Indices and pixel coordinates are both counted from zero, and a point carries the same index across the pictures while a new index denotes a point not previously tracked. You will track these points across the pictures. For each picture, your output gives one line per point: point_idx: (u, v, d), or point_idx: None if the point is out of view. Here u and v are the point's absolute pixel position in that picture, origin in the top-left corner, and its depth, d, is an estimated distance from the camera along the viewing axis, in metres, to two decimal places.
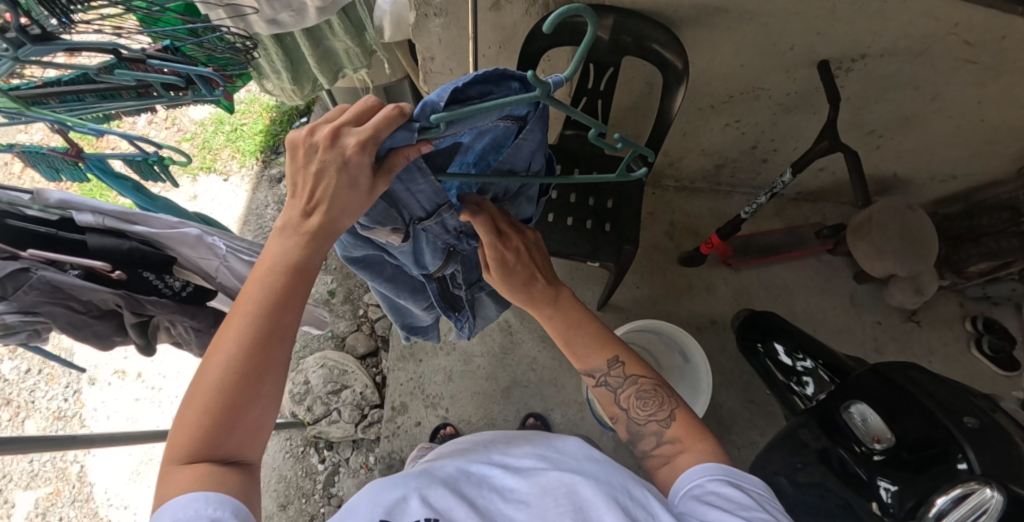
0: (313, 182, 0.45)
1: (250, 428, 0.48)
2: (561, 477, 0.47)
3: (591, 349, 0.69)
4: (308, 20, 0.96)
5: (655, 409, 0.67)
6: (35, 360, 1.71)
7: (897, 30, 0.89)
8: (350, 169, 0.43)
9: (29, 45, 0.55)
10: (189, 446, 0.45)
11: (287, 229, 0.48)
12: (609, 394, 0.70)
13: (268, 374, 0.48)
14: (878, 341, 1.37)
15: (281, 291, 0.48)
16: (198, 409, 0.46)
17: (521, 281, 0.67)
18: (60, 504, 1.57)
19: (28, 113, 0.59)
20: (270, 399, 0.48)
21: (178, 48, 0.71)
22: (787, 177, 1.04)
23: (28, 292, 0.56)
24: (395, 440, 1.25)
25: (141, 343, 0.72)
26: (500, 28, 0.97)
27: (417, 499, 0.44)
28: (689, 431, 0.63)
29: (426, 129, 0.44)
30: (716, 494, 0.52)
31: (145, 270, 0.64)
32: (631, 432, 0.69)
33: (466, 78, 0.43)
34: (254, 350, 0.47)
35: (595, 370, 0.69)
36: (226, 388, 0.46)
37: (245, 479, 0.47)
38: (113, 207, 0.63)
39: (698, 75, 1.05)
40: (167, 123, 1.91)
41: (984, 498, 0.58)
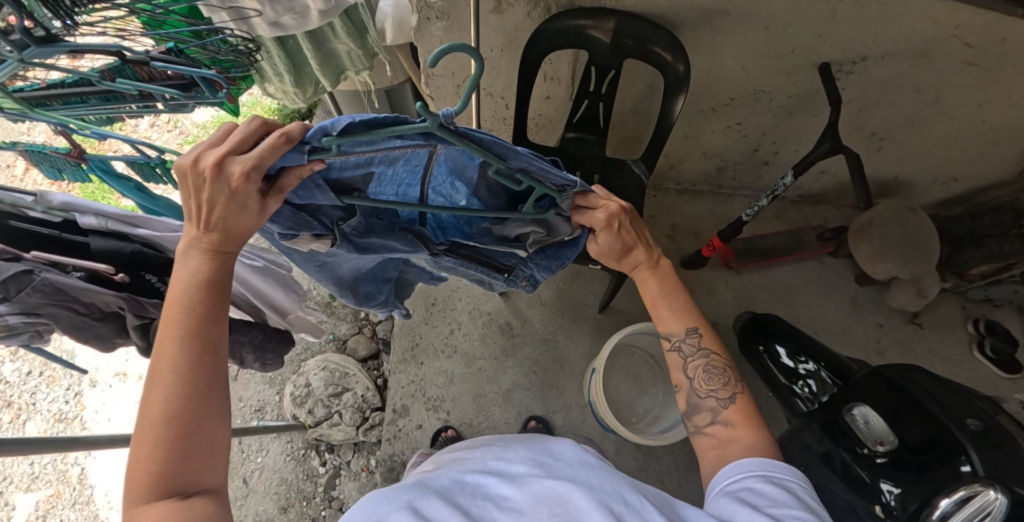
0: (206, 208, 0.45)
1: (207, 452, 0.45)
2: (555, 485, 0.46)
3: (679, 312, 0.68)
4: (310, 23, 0.99)
5: (717, 385, 0.66)
6: (37, 363, 1.71)
7: (898, 33, 0.90)
8: (240, 192, 0.44)
9: (32, 47, 0.55)
10: (144, 487, 0.42)
11: (190, 250, 0.49)
12: (680, 360, 0.68)
13: (211, 391, 0.47)
14: (880, 344, 1.36)
15: (201, 304, 0.48)
16: (147, 444, 0.43)
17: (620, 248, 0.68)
18: (60, 507, 1.57)
19: (32, 114, 0.60)
20: (220, 415, 0.47)
21: (181, 50, 0.70)
22: (788, 179, 1.04)
23: (30, 294, 0.56)
24: (396, 442, 1.25)
25: (143, 346, 0.67)
26: (501, 31, 0.97)
27: (410, 511, 0.42)
28: (747, 419, 0.63)
29: (319, 150, 0.44)
30: (751, 490, 0.51)
31: (147, 273, 0.66)
32: (688, 403, 0.67)
33: (362, 117, 0.41)
34: (191, 368, 0.46)
35: (675, 334, 0.68)
36: (171, 414, 0.44)
37: (213, 504, 0.44)
38: (116, 209, 0.63)
39: (699, 78, 1.06)
40: (170, 127, 1.92)
41: (988, 500, 0.58)
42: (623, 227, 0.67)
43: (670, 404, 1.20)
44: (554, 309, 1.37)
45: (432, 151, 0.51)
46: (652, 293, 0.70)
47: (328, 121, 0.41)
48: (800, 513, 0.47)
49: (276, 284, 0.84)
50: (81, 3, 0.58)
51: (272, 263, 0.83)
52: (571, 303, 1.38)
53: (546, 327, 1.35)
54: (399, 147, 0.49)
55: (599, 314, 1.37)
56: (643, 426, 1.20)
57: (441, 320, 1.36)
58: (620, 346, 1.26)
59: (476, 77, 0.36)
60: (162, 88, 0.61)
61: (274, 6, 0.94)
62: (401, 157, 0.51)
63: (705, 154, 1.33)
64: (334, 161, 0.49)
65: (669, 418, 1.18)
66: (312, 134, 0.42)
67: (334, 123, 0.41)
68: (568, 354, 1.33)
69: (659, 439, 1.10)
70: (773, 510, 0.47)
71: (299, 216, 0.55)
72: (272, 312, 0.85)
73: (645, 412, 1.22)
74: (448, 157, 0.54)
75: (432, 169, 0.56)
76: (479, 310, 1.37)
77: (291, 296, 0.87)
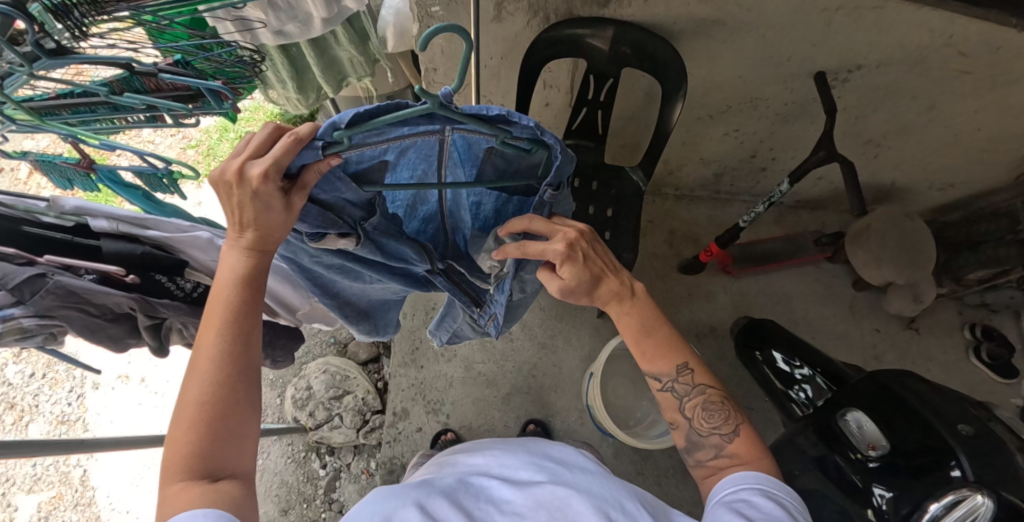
0: (236, 212, 0.48)
1: (236, 438, 0.48)
2: (555, 490, 0.47)
3: (662, 351, 0.66)
4: (313, 31, 1.01)
5: (719, 422, 0.65)
6: (40, 365, 1.72)
7: (893, 42, 0.91)
8: (260, 194, 0.45)
9: (43, 59, 0.56)
10: (178, 467, 0.45)
11: (229, 247, 0.51)
12: (674, 400, 0.67)
13: (242, 383, 0.49)
14: (877, 348, 1.37)
15: (239, 300, 0.50)
16: (183, 426, 0.46)
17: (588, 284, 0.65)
18: (63, 508, 1.58)
19: (42, 125, 0.61)
20: (249, 407, 0.49)
21: (187, 62, 0.73)
22: (784, 186, 1.06)
23: (44, 297, 0.57)
24: (396, 445, 1.26)
25: (155, 344, 0.71)
26: (501, 40, 0.98)
27: (416, 507, 0.44)
28: (751, 451, 0.63)
29: (334, 145, 0.44)
30: (746, 503, 0.53)
31: (156, 273, 0.67)
32: (688, 440, 0.67)
33: (366, 108, 0.41)
34: (226, 360, 0.48)
35: (665, 375, 0.66)
36: (206, 400, 0.46)
37: (238, 491, 0.46)
38: (126, 212, 0.65)
39: (697, 85, 1.07)
40: (172, 131, 1.94)
41: (975, 505, 0.60)
42: (586, 263, 0.63)
43: None
44: (554, 313, 1.38)
45: (443, 136, 0.53)
46: (632, 331, 0.66)
47: (333, 118, 0.41)
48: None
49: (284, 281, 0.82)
50: (91, 15, 0.59)
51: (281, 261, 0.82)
52: (571, 308, 1.39)
53: (545, 330, 1.37)
54: (411, 135, 0.51)
55: (598, 319, 1.38)
56: (641, 430, 1.21)
57: None
58: (619, 351, 1.27)
59: (467, 43, 0.38)
60: (168, 101, 0.63)
61: (278, 15, 0.95)
62: (412, 145, 0.53)
63: (704, 160, 1.35)
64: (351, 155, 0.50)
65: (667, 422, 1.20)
66: (323, 131, 0.42)
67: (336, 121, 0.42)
68: (567, 358, 1.34)
69: (656, 443, 1.11)
70: None
71: (326, 215, 0.54)
72: (282, 311, 0.86)
73: (644, 416, 1.24)
74: (459, 142, 0.55)
75: (445, 158, 0.57)
76: None
77: (299, 294, 0.85)
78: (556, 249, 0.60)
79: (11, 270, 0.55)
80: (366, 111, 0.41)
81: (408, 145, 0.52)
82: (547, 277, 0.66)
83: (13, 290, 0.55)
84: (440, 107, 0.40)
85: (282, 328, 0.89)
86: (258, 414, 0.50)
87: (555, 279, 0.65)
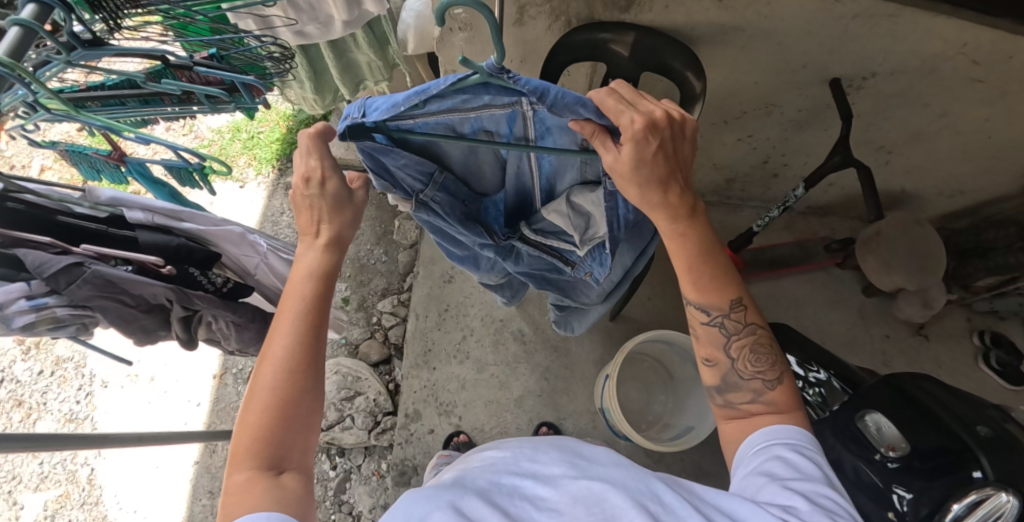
0: (311, 215, 0.58)
1: (303, 427, 0.51)
2: (591, 485, 0.46)
3: (716, 285, 0.62)
4: (333, 33, 1.02)
5: (765, 367, 0.64)
6: (48, 362, 1.70)
7: (906, 52, 0.92)
8: (331, 191, 0.58)
9: (79, 50, 0.56)
10: (249, 457, 0.47)
11: (306, 251, 0.59)
12: (720, 337, 0.65)
13: (309, 377, 0.53)
14: (886, 354, 1.38)
15: (313, 298, 0.56)
16: (256, 412, 0.50)
17: (655, 174, 0.55)
18: (69, 507, 1.56)
19: (78, 116, 0.61)
20: (311, 404, 0.52)
21: (222, 57, 0.74)
22: (799, 191, 1.07)
23: (81, 286, 0.59)
24: (408, 447, 1.26)
25: (184, 337, 0.71)
26: (521, 43, 0.99)
27: (452, 509, 0.42)
28: (788, 401, 0.62)
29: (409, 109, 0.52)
30: (779, 459, 0.52)
31: (190, 266, 0.69)
32: (725, 380, 0.65)
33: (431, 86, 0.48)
34: (298, 353, 0.53)
35: (716, 309, 0.63)
36: (278, 386, 0.51)
37: (297, 485, 0.48)
38: (161, 205, 0.68)
39: (714, 91, 1.08)
40: (184, 131, 1.93)
41: (999, 504, 0.63)
42: (666, 152, 0.54)
43: (680, 411, 1.21)
44: None
45: (523, 109, 0.57)
46: (685, 256, 0.61)
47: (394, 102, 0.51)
48: (823, 487, 0.48)
49: None
50: (125, 7, 0.59)
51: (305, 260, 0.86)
52: None
53: (558, 334, 1.37)
54: (493, 105, 0.56)
55: (611, 323, 1.38)
56: (654, 434, 1.21)
57: (454, 326, 1.37)
58: (631, 354, 1.28)
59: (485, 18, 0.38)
60: (206, 90, 0.64)
61: (301, 15, 0.97)
62: (501, 115, 0.58)
63: (715, 166, 1.37)
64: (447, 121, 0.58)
65: (680, 425, 1.20)
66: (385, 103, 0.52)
67: (387, 105, 0.51)
68: (580, 361, 1.34)
69: (670, 446, 1.11)
70: (800, 485, 0.48)
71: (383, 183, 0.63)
72: None
73: (656, 419, 1.24)
74: (542, 118, 0.59)
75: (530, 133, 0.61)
76: (491, 316, 1.38)
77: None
78: (638, 127, 0.50)
79: (48, 258, 0.57)
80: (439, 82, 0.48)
81: (497, 115, 0.59)
82: (600, 148, 0.54)
83: (49, 280, 0.58)
84: (489, 78, 0.46)
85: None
86: (319, 409, 0.53)
87: (609, 153, 0.54)
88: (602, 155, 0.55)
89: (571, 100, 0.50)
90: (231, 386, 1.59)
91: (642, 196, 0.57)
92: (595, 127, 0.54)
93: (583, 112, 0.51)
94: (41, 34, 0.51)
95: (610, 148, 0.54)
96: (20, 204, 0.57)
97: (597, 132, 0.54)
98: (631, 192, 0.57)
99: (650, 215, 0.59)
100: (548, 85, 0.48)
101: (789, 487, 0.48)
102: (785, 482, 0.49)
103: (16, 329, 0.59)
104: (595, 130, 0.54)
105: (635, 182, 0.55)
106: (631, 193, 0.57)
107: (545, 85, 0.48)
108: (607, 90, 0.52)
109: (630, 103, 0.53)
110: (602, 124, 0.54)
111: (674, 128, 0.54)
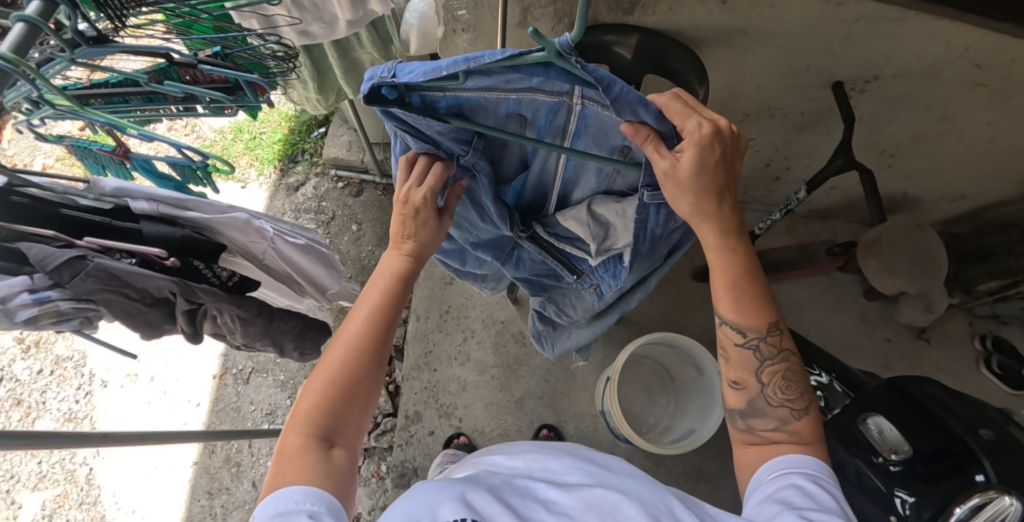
0: (403, 227, 0.67)
1: (359, 408, 0.55)
2: (606, 494, 0.46)
3: (755, 307, 0.62)
4: (338, 33, 1.02)
5: (793, 395, 0.63)
6: (47, 362, 1.69)
7: (910, 55, 0.92)
8: (422, 218, 0.66)
9: (83, 47, 0.56)
10: (304, 426, 0.51)
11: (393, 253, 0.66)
12: (753, 361, 0.64)
13: (373, 364, 0.57)
14: (888, 358, 1.38)
15: (390, 294, 0.62)
16: (318, 385, 0.54)
17: (709, 182, 0.56)
18: (67, 507, 1.55)
19: (81, 113, 0.61)
20: (368, 391, 0.56)
21: (225, 55, 0.74)
22: (801, 194, 1.06)
23: (84, 280, 0.60)
24: (408, 448, 1.26)
25: (189, 331, 0.72)
26: (525, 44, 0.97)
27: (463, 502, 0.42)
28: (812, 433, 0.62)
29: (446, 79, 0.50)
30: (796, 488, 0.51)
31: (195, 259, 0.70)
32: (750, 405, 0.65)
33: (495, 55, 0.45)
34: (370, 339, 0.57)
35: (753, 331, 0.63)
36: (347, 361, 0.55)
37: (342, 465, 0.50)
38: (166, 194, 0.70)
39: (717, 93, 1.08)
40: (186, 131, 1.93)
41: (1002, 506, 0.63)
42: (722, 164, 0.55)
43: (681, 414, 1.20)
44: None
45: (570, 102, 0.58)
46: (729, 273, 0.61)
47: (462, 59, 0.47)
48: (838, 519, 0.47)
49: (314, 257, 0.89)
50: (129, 6, 0.59)
51: (313, 242, 0.88)
52: None
53: None
54: (539, 91, 0.57)
55: (612, 325, 1.38)
56: (654, 436, 1.21)
57: (455, 328, 1.37)
58: (633, 357, 1.28)
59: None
60: (209, 90, 0.64)
61: (305, 15, 0.97)
62: (544, 102, 0.59)
63: None
64: (485, 101, 0.57)
65: (680, 429, 1.19)
66: (441, 67, 0.48)
67: (428, 68, 0.49)
68: (581, 364, 1.33)
69: (671, 449, 1.10)
70: (816, 515, 0.47)
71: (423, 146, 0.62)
72: (311, 288, 0.92)
73: (657, 422, 1.23)
74: (585, 114, 0.60)
75: (569, 126, 0.62)
76: (492, 317, 1.38)
77: (329, 273, 0.91)
78: (704, 133, 0.52)
79: (51, 252, 0.58)
80: (496, 56, 0.45)
81: (541, 102, 0.59)
82: (654, 154, 0.54)
83: (53, 273, 0.58)
84: (555, 57, 0.43)
85: (311, 321, 0.89)
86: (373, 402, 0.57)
87: (665, 159, 0.54)
88: (654, 163, 0.55)
89: (634, 97, 0.49)
90: (230, 386, 1.58)
91: (695, 207, 0.58)
92: (651, 131, 0.54)
93: (643, 114, 0.52)
94: (45, 30, 0.51)
95: (666, 154, 0.54)
96: (24, 198, 0.59)
97: (651, 136, 0.53)
98: (684, 200, 0.57)
99: (697, 229, 0.60)
100: (622, 82, 0.46)
101: (805, 516, 0.47)
102: (802, 512, 0.47)
103: (19, 322, 0.58)
104: (654, 134, 0.54)
105: (690, 190, 0.56)
106: (683, 202, 0.57)
107: (611, 76, 0.46)
108: (667, 96, 0.54)
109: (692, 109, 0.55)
110: (657, 129, 0.54)
111: (731, 139, 0.56)
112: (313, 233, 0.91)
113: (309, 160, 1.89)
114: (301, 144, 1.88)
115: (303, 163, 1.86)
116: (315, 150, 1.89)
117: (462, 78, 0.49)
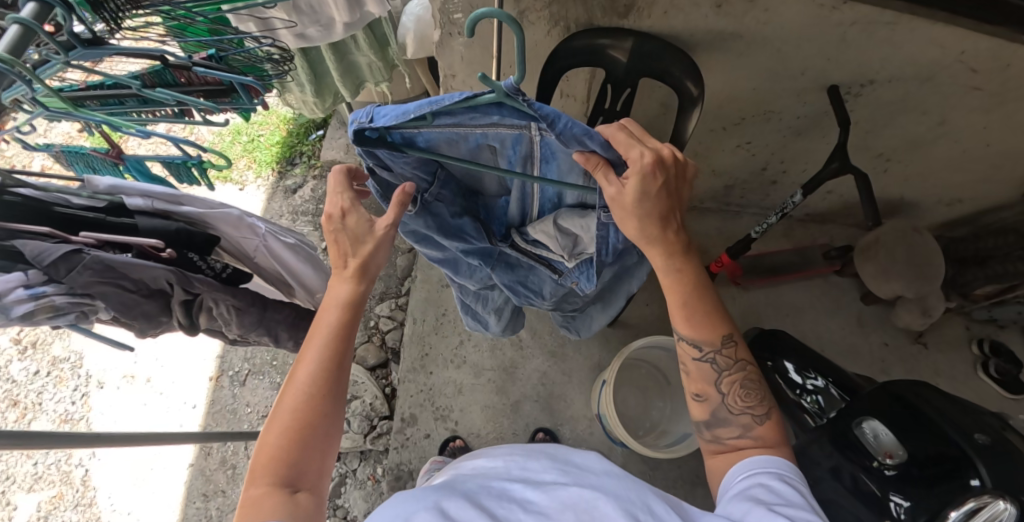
0: (343, 248, 0.63)
1: (319, 446, 0.54)
2: (582, 492, 0.46)
3: (708, 321, 0.65)
4: (334, 35, 1.03)
5: (753, 402, 0.66)
6: (45, 362, 1.69)
7: (905, 60, 0.93)
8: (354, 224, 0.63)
9: (79, 48, 0.56)
10: (266, 473, 0.50)
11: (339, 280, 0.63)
12: (712, 372, 0.67)
13: (330, 399, 0.56)
14: (885, 362, 1.38)
15: (342, 325, 0.61)
16: (277, 430, 0.53)
17: (653, 207, 0.58)
18: (62, 508, 1.55)
19: (77, 113, 0.60)
20: (329, 426, 0.55)
21: (220, 58, 0.76)
22: (797, 197, 1.06)
23: (80, 273, 0.61)
24: (403, 451, 1.25)
25: (186, 324, 0.72)
26: (521, 48, 0.96)
27: (437, 511, 0.41)
28: (775, 436, 0.64)
29: (415, 121, 0.55)
30: (764, 486, 0.53)
31: (190, 251, 0.72)
32: (714, 415, 0.67)
33: (456, 97, 0.51)
34: (324, 374, 0.57)
35: (708, 345, 0.66)
36: (304, 401, 0.55)
37: (309, 501, 0.50)
38: (160, 191, 0.71)
39: (713, 98, 1.09)
40: (185, 133, 1.94)
41: (997, 509, 0.62)
42: (666, 193, 0.58)
43: (677, 417, 1.20)
44: None
45: (530, 133, 0.61)
46: (680, 293, 0.64)
47: (428, 99, 0.52)
48: (808, 512, 0.48)
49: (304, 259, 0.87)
50: (126, 8, 0.60)
51: (303, 242, 0.88)
52: None
53: (555, 339, 1.36)
54: (501, 124, 0.59)
55: (608, 328, 1.37)
56: (651, 440, 1.21)
57: (452, 331, 1.37)
58: (628, 361, 1.28)
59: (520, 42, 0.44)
60: (201, 99, 0.64)
61: (301, 18, 0.97)
62: (508, 135, 0.62)
63: (715, 172, 1.37)
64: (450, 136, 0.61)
65: (677, 432, 1.19)
66: (406, 109, 0.53)
67: (399, 113, 0.54)
68: (577, 367, 1.33)
69: (667, 452, 1.10)
70: (784, 509, 0.49)
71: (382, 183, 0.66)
72: (300, 291, 0.88)
73: (653, 425, 1.23)
74: (549, 145, 0.63)
75: (535, 153, 0.65)
76: None
77: (319, 274, 0.89)
78: (646, 161, 0.55)
79: (47, 247, 0.59)
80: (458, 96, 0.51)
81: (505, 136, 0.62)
82: (602, 181, 0.58)
83: (49, 268, 0.59)
84: (504, 97, 0.49)
85: (306, 310, 0.88)
86: (336, 434, 0.57)
87: (612, 185, 0.57)
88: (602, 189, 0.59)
89: (578, 130, 0.54)
90: (227, 388, 1.58)
91: (641, 229, 0.60)
92: (598, 158, 0.57)
93: (589, 144, 0.55)
94: (39, 32, 0.51)
95: (613, 181, 0.57)
96: (17, 197, 0.61)
97: (600, 164, 0.57)
98: (629, 225, 0.60)
99: (645, 251, 0.62)
100: (562, 116, 0.52)
101: (773, 509, 0.48)
102: (771, 506, 0.49)
103: (15, 318, 0.56)
104: (599, 161, 0.57)
105: (635, 215, 0.59)
106: (628, 228, 0.60)
107: (555, 113, 0.52)
108: (613, 126, 0.57)
109: (639, 140, 0.58)
110: (605, 156, 0.58)
111: (677, 168, 0.59)
112: (304, 238, 0.91)
113: (307, 163, 1.89)
114: (299, 147, 1.89)
115: (301, 166, 1.87)
116: (314, 152, 1.89)
117: (427, 117, 0.54)
